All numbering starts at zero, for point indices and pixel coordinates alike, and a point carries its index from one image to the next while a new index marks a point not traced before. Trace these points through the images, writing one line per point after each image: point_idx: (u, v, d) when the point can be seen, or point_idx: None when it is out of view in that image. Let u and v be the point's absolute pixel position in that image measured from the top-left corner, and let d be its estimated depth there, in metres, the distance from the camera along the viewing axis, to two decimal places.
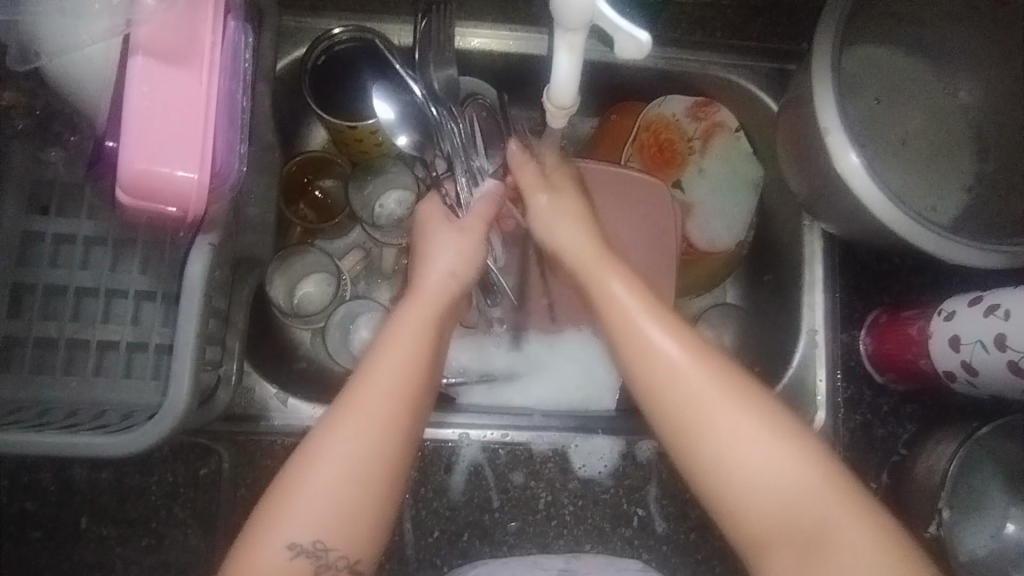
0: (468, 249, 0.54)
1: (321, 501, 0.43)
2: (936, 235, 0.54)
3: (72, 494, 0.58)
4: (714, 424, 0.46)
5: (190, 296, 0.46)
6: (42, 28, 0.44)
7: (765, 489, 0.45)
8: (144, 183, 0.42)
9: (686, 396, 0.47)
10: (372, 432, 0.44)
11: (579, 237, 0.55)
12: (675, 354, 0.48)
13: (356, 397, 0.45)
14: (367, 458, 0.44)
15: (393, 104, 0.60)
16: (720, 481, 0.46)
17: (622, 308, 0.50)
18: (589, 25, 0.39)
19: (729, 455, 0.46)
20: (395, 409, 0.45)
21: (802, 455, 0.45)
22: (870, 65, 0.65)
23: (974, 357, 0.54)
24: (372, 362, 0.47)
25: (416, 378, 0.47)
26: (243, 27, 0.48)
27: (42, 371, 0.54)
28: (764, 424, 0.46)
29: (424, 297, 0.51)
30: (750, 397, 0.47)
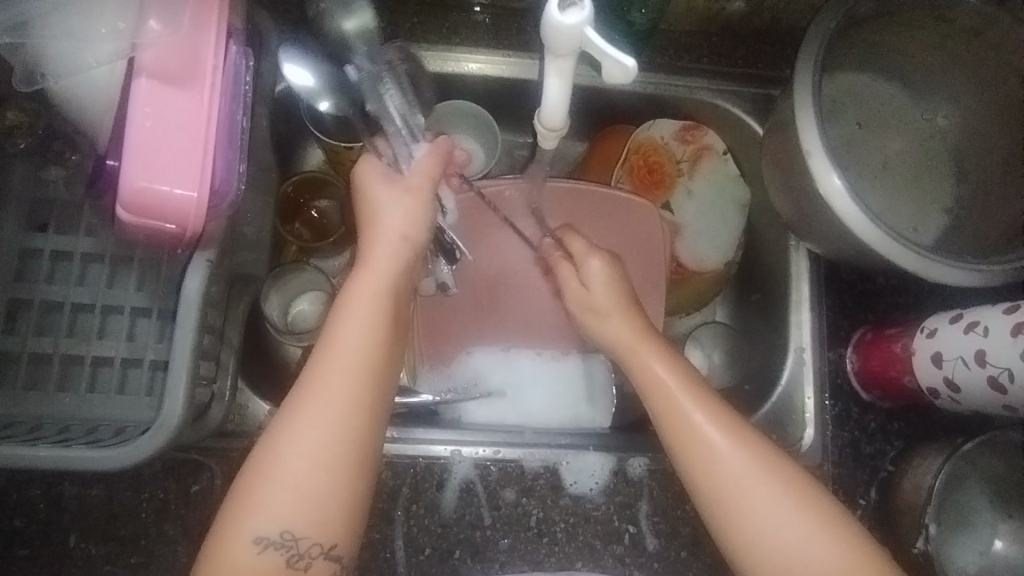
0: (415, 208, 0.52)
1: (287, 491, 0.44)
2: (916, 253, 0.56)
3: (62, 512, 0.58)
4: (758, 510, 0.48)
5: (187, 311, 0.46)
6: (47, 49, 0.45)
7: (808, 573, 0.47)
8: (143, 201, 0.43)
9: (730, 481, 0.49)
10: (333, 413, 0.46)
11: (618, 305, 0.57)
12: (723, 443, 0.50)
13: (318, 380, 0.46)
14: (327, 444, 0.45)
15: (305, 64, 0.54)
16: (762, 563, 0.48)
17: (668, 392, 0.52)
18: (578, 51, 0.40)
19: (774, 539, 0.48)
20: (349, 390, 0.46)
21: (840, 539, 0.47)
22: (851, 91, 0.67)
23: (956, 373, 0.56)
24: (330, 342, 0.48)
25: (368, 356, 0.48)
26: (244, 50, 0.50)
27: (36, 387, 0.55)
28: (804, 509, 0.48)
29: (374, 268, 0.51)
30: (789, 478, 0.49)
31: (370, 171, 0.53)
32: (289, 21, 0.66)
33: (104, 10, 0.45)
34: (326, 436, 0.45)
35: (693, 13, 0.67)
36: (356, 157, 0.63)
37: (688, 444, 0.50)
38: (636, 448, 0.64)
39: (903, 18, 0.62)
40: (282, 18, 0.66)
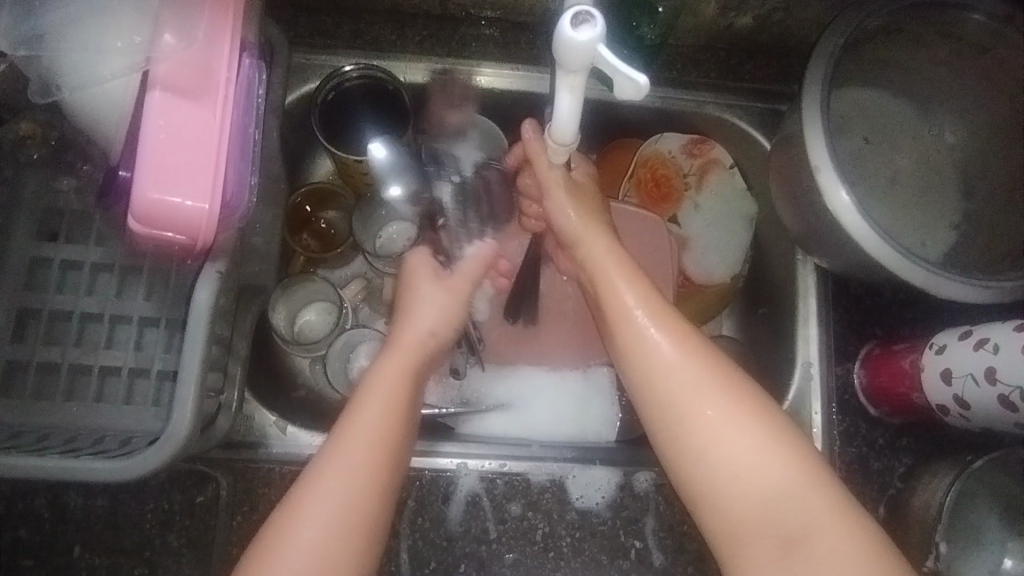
0: (447, 306, 0.57)
1: (303, 559, 0.43)
2: (924, 269, 0.56)
3: (67, 521, 0.58)
4: (699, 414, 0.48)
5: (196, 323, 0.47)
6: (63, 62, 0.46)
7: (743, 481, 0.46)
8: (156, 214, 0.44)
9: (674, 384, 0.49)
10: (354, 483, 0.45)
11: (594, 235, 0.57)
12: (667, 348, 0.50)
13: (339, 449, 0.46)
14: (349, 513, 0.44)
15: (387, 147, 0.62)
16: (699, 473, 0.47)
17: (623, 302, 0.53)
18: (590, 67, 0.41)
19: (713, 447, 0.47)
20: (375, 458, 0.46)
21: (783, 451, 0.46)
22: (860, 106, 0.67)
23: (966, 391, 0.55)
24: (353, 414, 0.48)
25: (399, 423, 0.48)
26: (257, 64, 0.50)
27: (43, 396, 0.55)
28: (749, 421, 0.47)
29: (406, 349, 0.53)
30: (738, 389, 0.48)
31: (416, 268, 0.59)
32: (300, 34, 0.66)
33: (119, 23, 0.45)
34: (344, 506, 0.44)
35: (701, 28, 0.68)
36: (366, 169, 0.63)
37: (635, 349, 0.51)
38: (643, 462, 0.64)
39: (909, 35, 0.62)
40: (293, 31, 0.66)
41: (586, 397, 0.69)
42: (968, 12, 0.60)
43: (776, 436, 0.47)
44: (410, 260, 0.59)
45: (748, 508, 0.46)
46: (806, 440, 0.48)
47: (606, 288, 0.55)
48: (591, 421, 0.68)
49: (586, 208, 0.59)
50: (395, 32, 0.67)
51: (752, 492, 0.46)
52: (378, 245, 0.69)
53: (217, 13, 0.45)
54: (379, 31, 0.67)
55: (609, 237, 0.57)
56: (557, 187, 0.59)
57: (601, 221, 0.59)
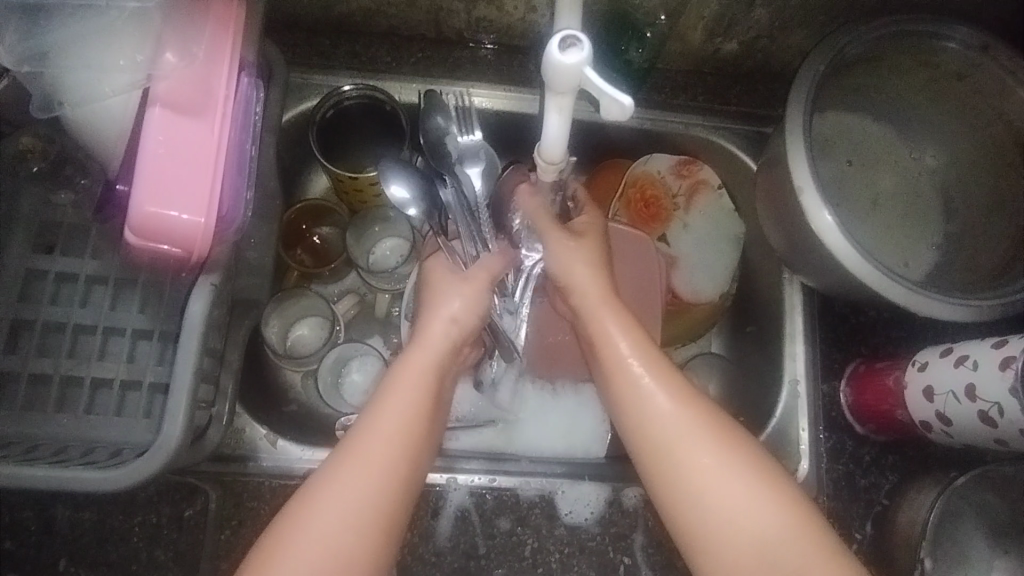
0: (472, 296, 0.57)
1: (309, 564, 0.42)
2: (906, 288, 0.57)
3: (53, 535, 0.57)
4: (695, 463, 0.48)
5: (190, 334, 0.47)
6: (67, 79, 0.47)
7: (741, 530, 0.47)
8: (153, 226, 0.44)
9: (670, 432, 0.49)
10: (366, 488, 0.45)
11: (589, 280, 0.57)
12: (664, 400, 0.51)
13: (352, 453, 0.46)
14: (348, 534, 0.43)
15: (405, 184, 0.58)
16: (696, 520, 0.47)
17: (619, 353, 0.53)
18: (578, 88, 0.42)
19: (710, 494, 0.47)
20: (380, 477, 0.45)
21: (778, 498, 0.47)
22: (842, 130, 0.69)
23: (947, 407, 0.56)
24: (370, 417, 0.48)
25: (410, 435, 0.48)
26: (254, 82, 0.51)
27: (34, 408, 0.55)
28: (743, 469, 0.48)
29: (426, 351, 0.53)
30: (732, 439, 0.49)
31: (438, 266, 0.59)
32: (298, 55, 0.68)
33: (122, 41, 0.46)
34: (353, 510, 0.44)
35: (688, 53, 0.70)
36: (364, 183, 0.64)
37: (631, 398, 0.52)
38: (631, 478, 0.64)
39: (889, 61, 0.64)
40: (291, 52, 0.68)
41: (577, 413, 0.69)
42: (945, 41, 0.61)
43: (770, 483, 0.48)
44: (431, 261, 0.60)
45: (744, 554, 0.46)
46: (797, 487, 0.49)
47: (602, 338, 0.55)
48: (581, 437, 0.69)
49: (590, 256, 0.58)
50: (391, 54, 0.69)
51: (749, 539, 0.46)
52: (372, 261, 0.71)
53: (216, 33, 0.47)
54: (375, 53, 0.69)
55: (603, 282, 0.57)
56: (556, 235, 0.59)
57: (603, 271, 0.58)
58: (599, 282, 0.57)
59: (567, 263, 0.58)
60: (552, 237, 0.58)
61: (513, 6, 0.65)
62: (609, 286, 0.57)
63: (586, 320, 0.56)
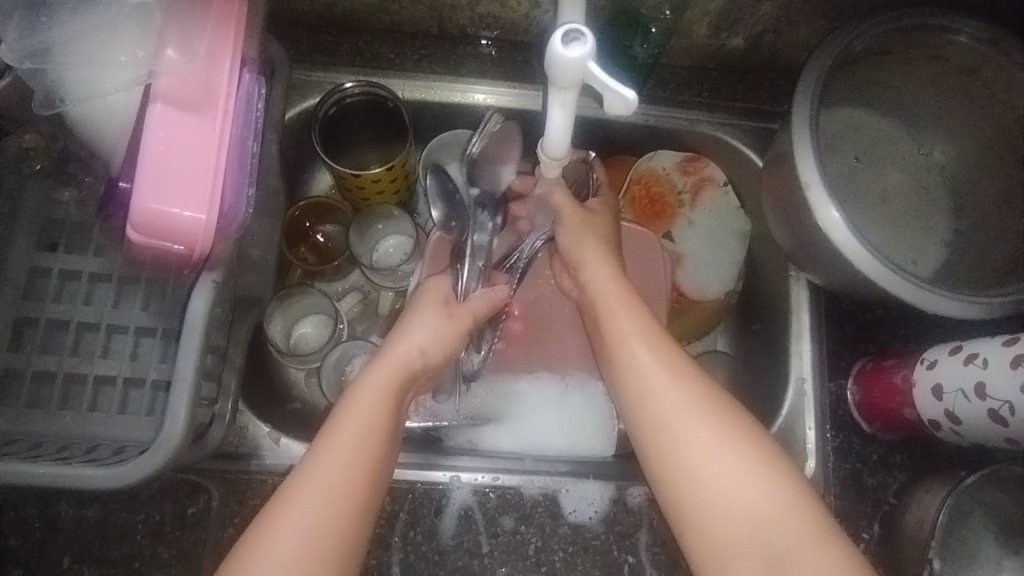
0: (446, 335, 0.57)
1: (289, 542, 0.43)
2: (913, 285, 0.56)
3: (57, 532, 0.57)
4: (683, 435, 0.49)
5: (191, 331, 0.47)
6: (68, 75, 0.46)
7: (729, 503, 0.46)
8: (154, 223, 0.44)
9: (659, 406, 0.50)
10: (345, 471, 0.46)
11: (599, 260, 0.59)
12: (656, 371, 0.51)
13: (339, 435, 0.48)
14: (331, 511, 0.45)
15: None
16: (683, 492, 0.48)
17: (618, 325, 0.55)
18: (582, 83, 0.41)
19: (698, 466, 0.47)
20: (361, 458, 0.47)
21: (769, 472, 0.47)
22: (849, 125, 0.68)
23: (956, 406, 0.56)
24: (350, 407, 0.50)
25: (383, 424, 0.49)
26: (256, 78, 0.51)
27: (38, 405, 0.55)
28: (735, 442, 0.48)
29: (392, 363, 0.54)
30: (720, 413, 0.49)
31: (427, 294, 0.59)
32: (300, 52, 0.68)
33: (123, 38, 0.46)
34: (335, 490, 0.45)
35: (693, 49, 0.70)
36: (366, 181, 0.64)
37: (625, 369, 0.53)
38: (636, 477, 0.64)
39: (897, 56, 0.63)
40: (294, 50, 0.68)
41: (581, 410, 0.69)
42: (954, 35, 0.60)
43: (757, 456, 0.47)
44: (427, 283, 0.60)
45: (734, 528, 0.46)
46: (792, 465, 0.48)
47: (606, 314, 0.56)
48: (585, 435, 0.68)
49: (598, 233, 0.60)
50: (394, 51, 0.68)
51: (736, 513, 0.46)
52: (376, 258, 0.71)
53: (218, 29, 0.46)
54: (378, 49, 0.68)
55: (613, 261, 0.59)
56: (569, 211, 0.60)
57: (610, 249, 0.60)
58: (605, 260, 0.59)
59: (579, 241, 0.60)
60: (566, 215, 0.60)
61: (516, 1, 0.64)
62: (617, 265, 0.59)
63: (594, 296, 0.58)
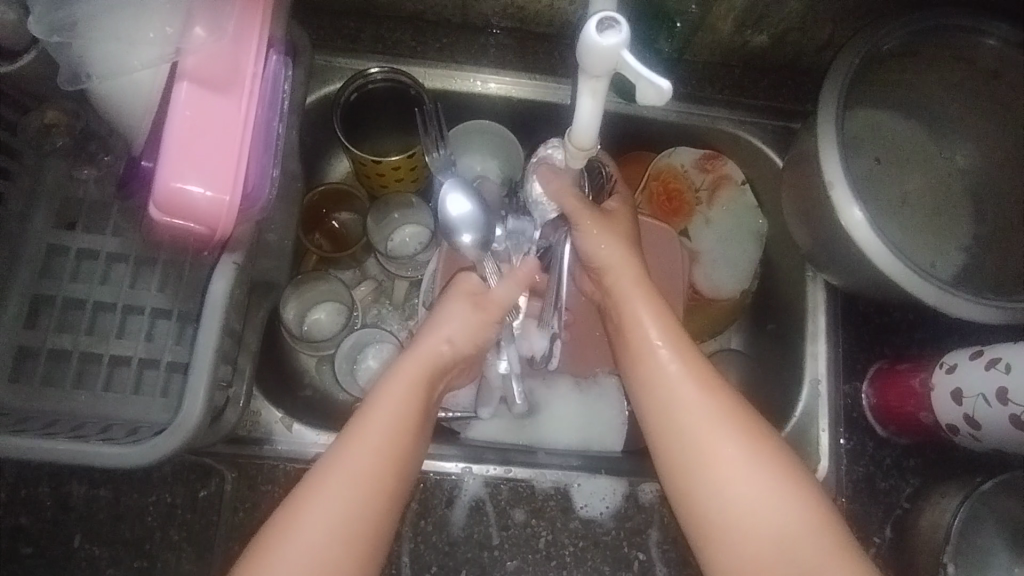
0: (475, 320, 0.55)
1: (307, 545, 0.43)
2: (935, 287, 0.56)
3: (68, 511, 0.57)
4: (712, 455, 0.48)
5: (211, 313, 0.47)
6: (94, 51, 0.46)
7: (754, 522, 0.46)
8: (177, 203, 0.44)
9: (693, 422, 0.49)
10: (357, 487, 0.45)
11: (626, 265, 0.57)
12: (678, 388, 0.50)
13: (351, 449, 0.46)
14: (347, 518, 0.44)
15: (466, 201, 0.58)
16: (706, 512, 0.47)
17: (646, 334, 0.53)
18: (613, 72, 0.41)
19: (724, 486, 0.47)
20: (377, 469, 0.46)
21: (799, 494, 0.46)
22: (872, 127, 0.67)
23: (976, 410, 0.55)
24: (366, 412, 0.48)
25: (399, 431, 0.48)
26: (282, 60, 0.50)
27: (53, 383, 0.55)
28: (764, 465, 0.47)
29: (417, 358, 0.52)
30: (752, 432, 0.49)
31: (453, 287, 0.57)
32: (322, 37, 0.67)
33: (150, 14, 0.46)
34: (351, 497, 0.45)
35: (717, 45, 0.69)
36: (398, 164, 0.64)
37: (654, 380, 0.52)
38: (648, 473, 0.63)
39: (925, 57, 0.63)
40: (315, 34, 0.68)
41: (596, 406, 0.69)
42: (983, 37, 0.61)
43: (785, 477, 0.47)
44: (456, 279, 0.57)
45: (754, 544, 0.46)
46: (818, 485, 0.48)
47: (632, 321, 0.55)
48: (599, 430, 0.68)
49: (621, 237, 0.58)
50: (416, 39, 0.68)
51: (759, 532, 0.46)
52: (390, 246, 0.71)
53: (245, 7, 0.46)
54: (400, 36, 0.68)
55: (638, 266, 0.57)
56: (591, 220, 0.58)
57: (635, 256, 0.57)
58: (627, 265, 0.56)
59: (599, 249, 0.57)
60: (581, 221, 0.57)
61: None
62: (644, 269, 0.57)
63: (617, 305, 0.56)
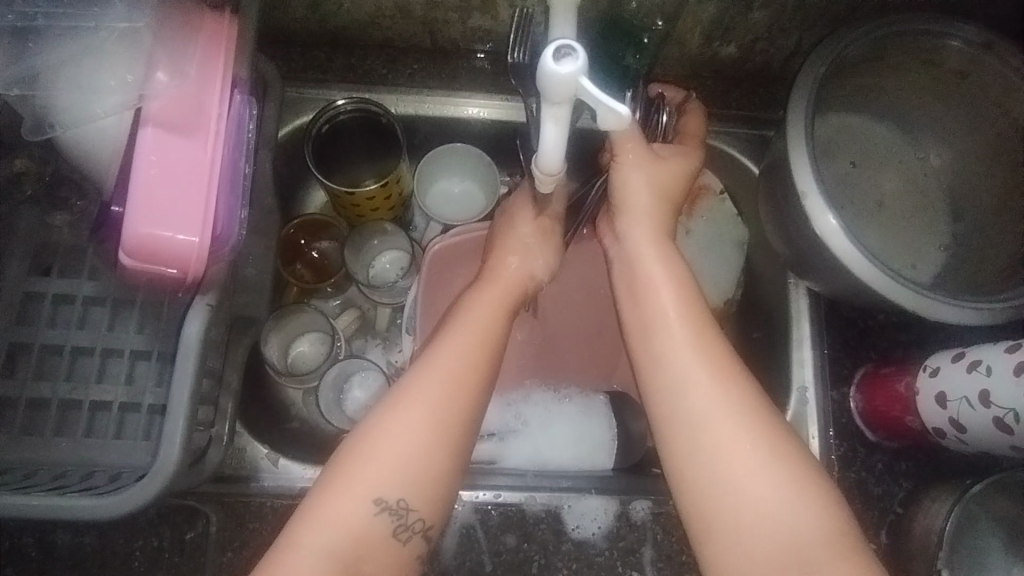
0: (544, 245, 0.59)
1: (389, 464, 0.45)
2: (913, 291, 0.56)
3: (54, 560, 0.57)
4: (721, 437, 0.47)
5: (185, 356, 0.47)
6: (57, 102, 0.46)
7: (762, 515, 0.45)
8: (148, 247, 0.44)
9: (705, 402, 0.48)
10: (444, 405, 0.46)
11: (638, 226, 0.56)
12: (694, 366, 0.49)
13: (435, 370, 0.48)
14: (431, 440, 0.45)
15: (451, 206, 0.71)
16: (709, 501, 0.46)
17: (658, 310, 0.52)
18: (574, 99, 0.41)
19: (739, 469, 0.46)
20: (463, 390, 0.47)
21: (812, 492, 0.45)
22: (844, 131, 0.69)
23: (961, 413, 0.55)
24: (445, 340, 0.50)
25: (486, 354, 0.50)
26: (248, 99, 0.50)
27: (32, 433, 0.54)
28: (779, 451, 0.46)
29: (497, 286, 0.55)
30: (770, 423, 0.47)
31: (517, 204, 0.61)
32: (293, 70, 0.68)
33: (111, 62, 0.46)
34: (437, 417, 0.46)
35: (686, 58, 0.69)
36: (373, 195, 0.64)
37: (666, 356, 0.50)
38: (639, 490, 0.63)
39: (890, 61, 0.63)
40: (286, 67, 0.68)
41: (586, 424, 0.67)
42: (947, 40, 0.60)
43: (800, 472, 0.46)
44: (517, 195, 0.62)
45: (758, 539, 0.44)
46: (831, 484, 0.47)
47: (645, 288, 0.54)
48: (590, 448, 0.66)
49: (659, 180, 0.56)
50: (386, 67, 0.68)
51: (767, 527, 0.45)
52: (371, 275, 0.70)
53: (206, 49, 0.46)
54: (370, 65, 0.68)
55: (656, 230, 0.56)
56: (637, 159, 0.55)
57: (663, 205, 0.57)
58: (653, 221, 0.56)
59: (635, 188, 0.56)
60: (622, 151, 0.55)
61: (507, 15, 0.64)
62: (663, 233, 0.56)
63: (627, 270, 0.55)
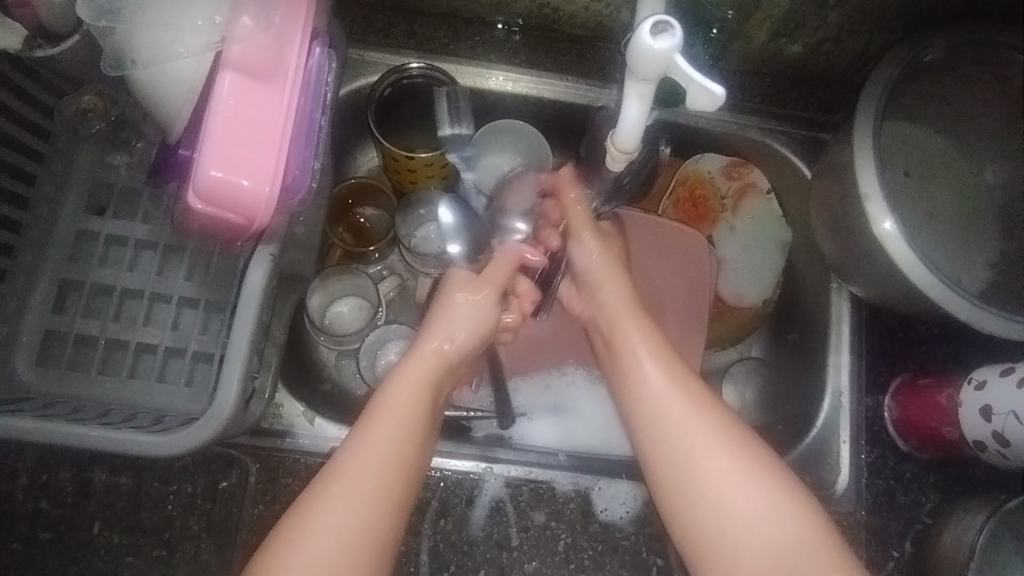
0: (477, 318, 0.59)
1: (319, 556, 0.44)
2: (968, 303, 0.56)
3: (88, 497, 0.57)
4: (702, 466, 0.49)
5: (245, 304, 0.47)
6: (139, 37, 0.46)
7: (754, 537, 0.47)
8: (216, 192, 0.44)
9: (681, 437, 0.50)
10: (365, 498, 0.46)
11: (612, 285, 0.60)
12: (674, 405, 0.52)
13: (358, 457, 0.47)
14: (353, 531, 0.45)
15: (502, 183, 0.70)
16: (702, 527, 0.48)
17: (630, 357, 0.55)
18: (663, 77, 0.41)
19: (714, 497, 0.48)
20: (384, 477, 0.47)
21: (797, 507, 0.47)
22: (907, 141, 0.66)
23: (1006, 427, 0.55)
24: (369, 424, 0.49)
25: (412, 438, 0.49)
26: (327, 53, 0.50)
27: (79, 368, 0.55)
28: (759, 475, 0.48)
29: (423, 361, 0.54)
30: (749, 447, 0.50)
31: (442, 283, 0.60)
32: (355, 31, 0.67)
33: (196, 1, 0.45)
34: (349, 505, 0.45)
35: (751, 53, 0.69)
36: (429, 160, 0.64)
37: (643, 403, 0.53)
38: None
39: (960, 73, 0.64)
40: (349, 27, 0.67)
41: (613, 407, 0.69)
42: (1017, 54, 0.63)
43: (786, 490, 0.48)
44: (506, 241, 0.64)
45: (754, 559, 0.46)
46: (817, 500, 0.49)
47: (621, 339, 0.57)
48: (618, 433, 0.68)
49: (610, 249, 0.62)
50: (449, 35, 0.68)
51: (760, 549, 0.46)
52: (413, 242, 0.69)
53: None
54: (433, 32, 0.68)
55: (626, 289, 0.59)
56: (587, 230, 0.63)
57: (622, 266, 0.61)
58: (615, 277, 0.60)
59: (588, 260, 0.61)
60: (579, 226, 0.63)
61: None
62: (632, 290, 0.60)
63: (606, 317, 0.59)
